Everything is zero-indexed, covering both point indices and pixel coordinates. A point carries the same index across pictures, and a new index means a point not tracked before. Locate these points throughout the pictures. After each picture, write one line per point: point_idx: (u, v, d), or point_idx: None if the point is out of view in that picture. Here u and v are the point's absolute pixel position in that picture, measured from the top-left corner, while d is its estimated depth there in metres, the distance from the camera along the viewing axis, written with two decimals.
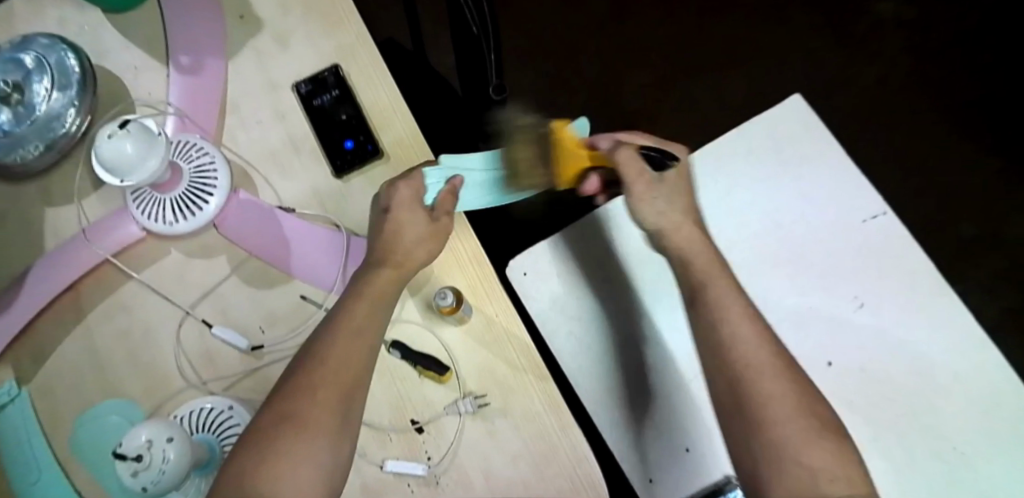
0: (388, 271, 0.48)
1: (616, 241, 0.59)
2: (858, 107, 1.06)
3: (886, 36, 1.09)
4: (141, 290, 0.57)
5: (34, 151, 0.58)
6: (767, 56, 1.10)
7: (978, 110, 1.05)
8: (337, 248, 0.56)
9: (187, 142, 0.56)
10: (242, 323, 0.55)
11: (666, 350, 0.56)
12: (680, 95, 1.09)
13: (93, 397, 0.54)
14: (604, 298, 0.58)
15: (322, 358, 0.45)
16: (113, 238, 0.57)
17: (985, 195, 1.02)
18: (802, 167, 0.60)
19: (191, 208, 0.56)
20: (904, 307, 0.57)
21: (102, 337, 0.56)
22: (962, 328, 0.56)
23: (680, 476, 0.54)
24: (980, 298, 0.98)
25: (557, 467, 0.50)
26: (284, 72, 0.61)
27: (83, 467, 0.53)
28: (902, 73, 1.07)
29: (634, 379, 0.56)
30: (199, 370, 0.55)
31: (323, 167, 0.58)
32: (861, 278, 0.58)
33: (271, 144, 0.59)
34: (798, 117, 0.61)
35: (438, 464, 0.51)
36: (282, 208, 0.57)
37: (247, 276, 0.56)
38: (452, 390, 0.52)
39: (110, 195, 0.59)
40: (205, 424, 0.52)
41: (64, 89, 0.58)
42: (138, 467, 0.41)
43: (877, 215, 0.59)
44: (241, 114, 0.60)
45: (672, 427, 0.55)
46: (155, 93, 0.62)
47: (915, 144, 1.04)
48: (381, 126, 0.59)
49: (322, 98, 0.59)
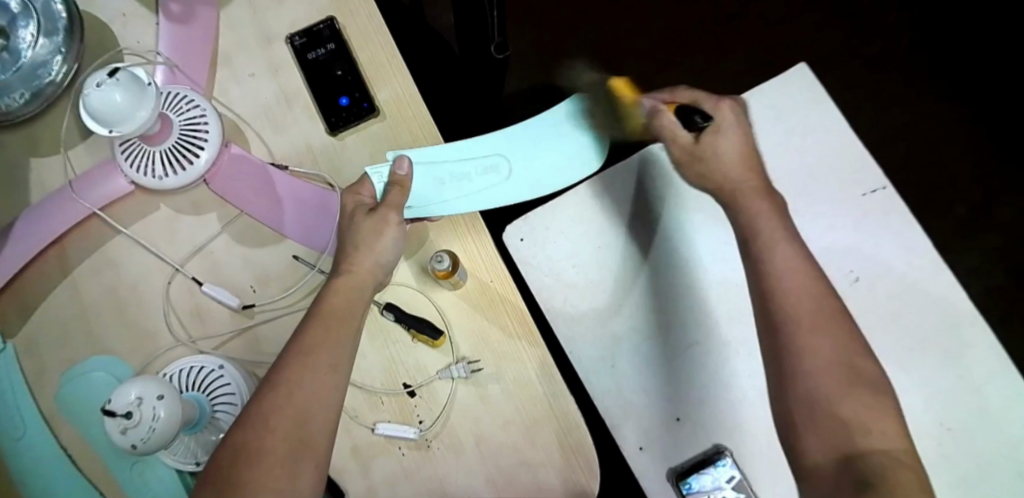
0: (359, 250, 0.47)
1: (629, 208, 0.58)
2: (861, 83, 1.05)
3: (895, 11, 1.07)
4: (129, 245, 0.56)
5: (20, 99, 0.56)
6: (772, 27, 1.07)
7: (979, 90, 1.04)
8: (330, 209, 0.55)
9: (177, 93, 0.54)
10: (233, 282, 0.54)
11: (667, 321, 0.57)
12: (685, 63, 1.07)
13: (80, 352, 0.54)
14: (596, 270, 0.58)
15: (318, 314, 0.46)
16: (99, 192, 0.55)
17: (983, 177, 1.01)
18: (803, 137, 0.59)
19: (180, 161, 0.54)
20: (896, 284, 0.57)
21: (90, 291, 0.55)
22: (953, 305, 0.56)
23: (671, 444, 0.54)
24: (977, 278, 0.98)
25: (548, 434, 0.50)
26: (279, 24, 0.59)
27: (72, 423, 0.52)
28: (907, 50, 1.05)
29: (631, 347, 0.56)
30: (188, 327, 0.54)
31: (317, 123, 0.57)
32: (854, 253, 0.58)
33: (264, 98, 0.58)
34: (807, 87, 0.60)
35: (430, 427, 0.51)
36: (274, 165, 0.56)
37: (238, 234, 0.55)
38: (446, 355, 0.52)
39: (97, 146, 0.57)
40: (194, 382, 0.51)
41: (50, 36, 0.56)
42: (128, 424, 0.41)
43: (875, 189, 0.58)
44: (233, 67, 0.59)
45: (667, 396, 0.55)
46: (144, 42, 0.59)
47: (919, 122, 1.03)
48: (377, 83, 0.57)
49: (317, 52, 0.57)
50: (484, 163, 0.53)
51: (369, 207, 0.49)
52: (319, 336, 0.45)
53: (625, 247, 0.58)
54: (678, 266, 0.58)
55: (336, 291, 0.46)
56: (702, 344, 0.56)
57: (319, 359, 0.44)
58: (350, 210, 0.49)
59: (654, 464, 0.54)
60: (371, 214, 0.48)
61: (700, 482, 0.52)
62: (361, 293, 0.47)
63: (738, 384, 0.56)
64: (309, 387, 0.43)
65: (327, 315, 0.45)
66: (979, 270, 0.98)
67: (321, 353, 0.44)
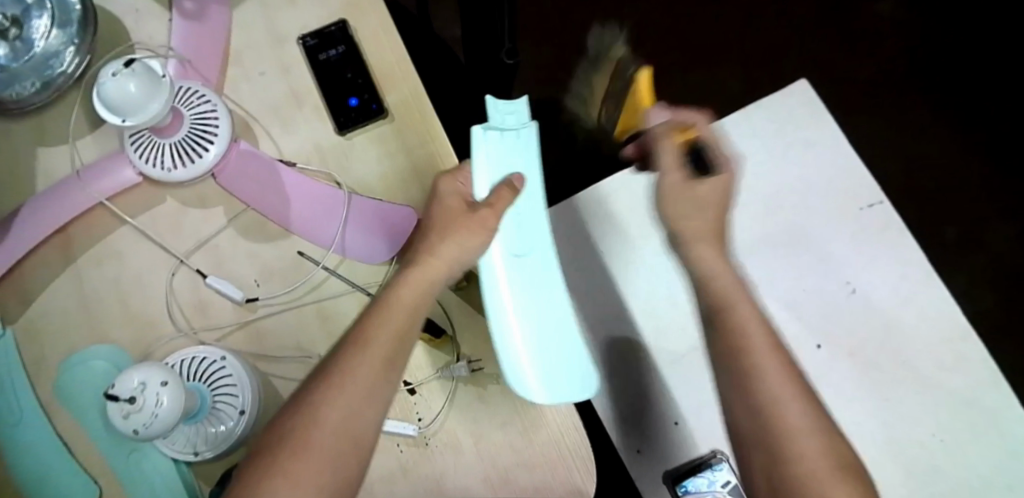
0: (422, 262, 0.45)
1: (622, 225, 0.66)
2: (853, 107, 1.08)
3: (886, 38, 1.10)
4: (133, 236, 0.56)
5: (31, 88, 0.57)
6: (767, 49, 1.10)
7: (968, 116, 1.07)
8: (338, 207, 0.55)
9: (188, 87, 0.55)
10: (236, 275, 0.55)
11: (663, 328, 0.64)
12: (683, 81, 1.10)
13: (79, 343, 0.53)
14: (580, 284, 0.65)
15: (373, 332, 0.43)
16: (107, 182, 0.55)
17: (970, 198, 1.04)
18: (805, 153, 0.63)
19: (190, 154, 0.55)
20: (883, 296, 0.60)
21: (93, 282, 0.55)
22: (937, 317, 0.60)
23: (666, 445, 0.61)
24: (965, 297, 1.01)
25: (547, 433, 0.50)
26: (291, 25, 0.60)
27: (68, 411, 0.52)
28: (898, 75, 1.09)
29: (627, 352, 0.63)
30: (190, 319, 0.54)
31: (325, 123, 0.58)
32: (845, 263, 0.62)
33: (274, 97, 0.59)
34: (803, 102, 0.64)
35: (428, 425, 0.51)
36: (283, 162, 0.56)
37: (243, 228, 0.56)
38: (447, 354, 0.53)
39: (106, 138, 0.58)
40: (196, 372, 0.51)
41: (64, 27, 0.57)
42: (130, 409, 0.42)
43: (872, 203, 0.62)
44: (244, 65, 0.59)
45: (664, 403, 0.62)
46: (156, 37, 0.60)
47: (909, 146, 1.06)
48: (387, 86, 0.58)
49: (329, 53, 0.58)
50: (522, 232, 0.51)
51: (466, 204, 0.48)
52: (354, 367, 0.41)
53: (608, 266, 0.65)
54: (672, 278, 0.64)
55: (379, 324, 0.43)
56: (696, 349, 0.63)
57: (351, 393, 0.41)
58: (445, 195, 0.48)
59: (653, 465, 0.60)
60: (471, 210, 0.47)
61: (696, 483, 0.58)
62: (420, 311, 0.44)
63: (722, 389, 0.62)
64: (361, 398, 0.41)
65: (386, 338, 0.43)
66: (967, 290, 1.01)
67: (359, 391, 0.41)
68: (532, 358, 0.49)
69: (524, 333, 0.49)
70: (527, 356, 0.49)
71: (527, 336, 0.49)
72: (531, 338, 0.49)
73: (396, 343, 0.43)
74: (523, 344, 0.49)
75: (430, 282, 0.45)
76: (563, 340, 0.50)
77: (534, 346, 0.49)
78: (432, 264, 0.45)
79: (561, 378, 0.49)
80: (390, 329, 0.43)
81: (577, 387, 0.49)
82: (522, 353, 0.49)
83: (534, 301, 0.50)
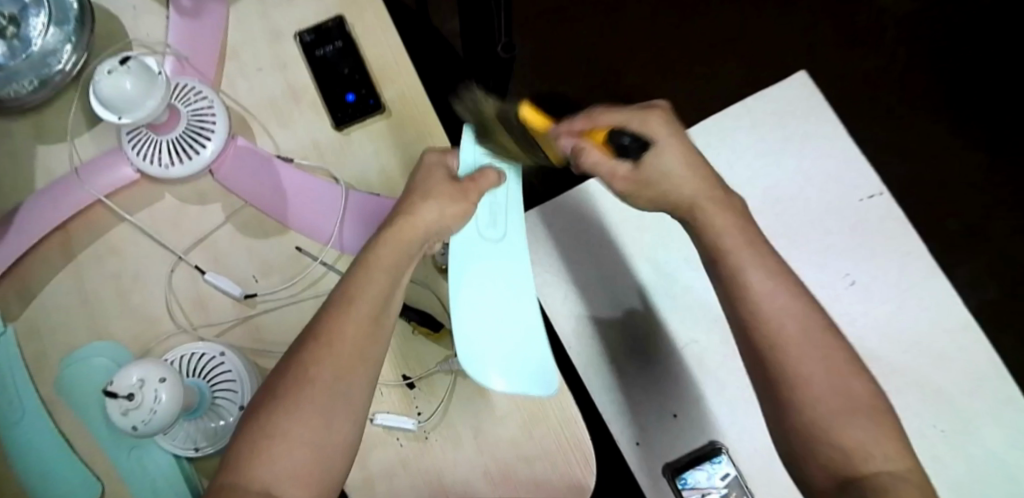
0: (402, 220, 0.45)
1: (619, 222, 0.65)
2: (855, 99, 1.07)
3: (889, 30, 1.10)
4: (132, 232, 0.56)
5: (28, 86, 0.57)
6: (769, 43, 1.10)
7: (972, 107, 1.06)
8: (334, 203, 0.55)
9: (185, 84, 0.55)
10: (235, 271, 0.55)
11: (665, 321, 0.63)
12: (684, 75, 1.09)
13: (80, 339, 0.54)
14: (580, 277, 0.64)
15: (357, 297, 0.43)
16: (106, 180, 0.56)
17: (973, 190, 1.03)
18: (805, 145, 0.63)
19: (187, 151, 0.55)
20: (884, 288, 0.60)
21: (93, 279, 0.55)
22: (939, 309, 0.59)
23: (666, 438, 0.61)
24: (968, 289, 1.00)
25: (546, 427, 0.50)
26: (288, 21, 0.60)
27: (70, 407, 0.52)
28: (901, 67, 1.08)
29: (629, 348, 0.62)
30: (189, 315, 0.54)
31: (322, 118, 0.58)
32: (844, 255, 0.61)
33: (271, 93, 0.59)
34: (803, 94, 0.64)
35: (428, 419, 0.51)
36: (280, 158, 0.57)
37: (241, 224, 0.56)
38: (446, 348, 0.53)
39: (104, 135, 0.58)
40: (195, 369, 0.51)
41: (61, 25, 0.56)
42: (128, 405, 0.42)
43: (873, 195, 0.62)
44: (241, 61, 0.59)
45: (665, 395, 0.62)
46: (154, 34, 0.60)
47: (911, 137, 1.05)
48: (384, 81, 0.58)
49: (325, 49, 0.58)
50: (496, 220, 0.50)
51: (450, 179, 0.48)
52: (338, 331, 0.42)
53: (603, 263, 0.65)
54: (671, 271, 0.64)
55: (360, 293, 0.43)
56: (695, 342, 0.63)
57: (340, 353, 0.41)
58: (430, 168, 0.48)
59: (653, 457, 0.60)
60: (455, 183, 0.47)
61: (695, 476, 0.58)
62: (399, 271, 0.45)
63: (720, 383, 0.62)
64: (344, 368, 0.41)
65: (365, 301, 0.43)
66: (970, 282, 1.00)
67: (357, 374, 0.42)
68: (488, 347, 0.47)
69: (485, 322, 0.47)
70: (485, 345, 0.47)
71: (490, 325, 0.47)
72: (493, 327, 0.47)
73: (377, 316, 0.43)
74: (486, 332, 0.47)
75: (408, 247, 0.45)
76: (527, 335, 0.48)
77: (493, 335, 0.47)
78: (413, 222, 0.45)
79: (515, 372, 0.47)
80: (370, 296, 0.43)
81: (528, 384, 0.47)
82: (482, 342, 0.47)
83: (502, 292, 0.48)
